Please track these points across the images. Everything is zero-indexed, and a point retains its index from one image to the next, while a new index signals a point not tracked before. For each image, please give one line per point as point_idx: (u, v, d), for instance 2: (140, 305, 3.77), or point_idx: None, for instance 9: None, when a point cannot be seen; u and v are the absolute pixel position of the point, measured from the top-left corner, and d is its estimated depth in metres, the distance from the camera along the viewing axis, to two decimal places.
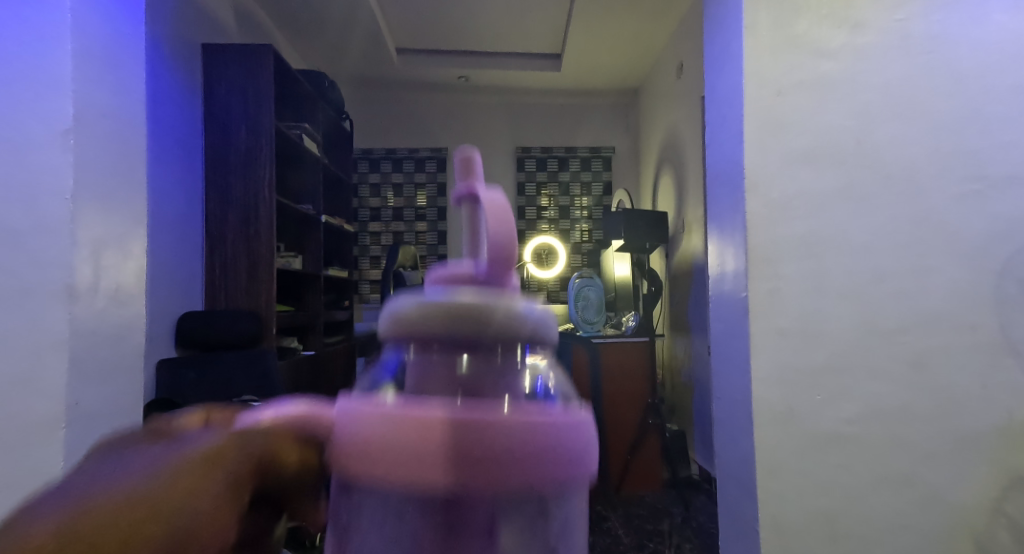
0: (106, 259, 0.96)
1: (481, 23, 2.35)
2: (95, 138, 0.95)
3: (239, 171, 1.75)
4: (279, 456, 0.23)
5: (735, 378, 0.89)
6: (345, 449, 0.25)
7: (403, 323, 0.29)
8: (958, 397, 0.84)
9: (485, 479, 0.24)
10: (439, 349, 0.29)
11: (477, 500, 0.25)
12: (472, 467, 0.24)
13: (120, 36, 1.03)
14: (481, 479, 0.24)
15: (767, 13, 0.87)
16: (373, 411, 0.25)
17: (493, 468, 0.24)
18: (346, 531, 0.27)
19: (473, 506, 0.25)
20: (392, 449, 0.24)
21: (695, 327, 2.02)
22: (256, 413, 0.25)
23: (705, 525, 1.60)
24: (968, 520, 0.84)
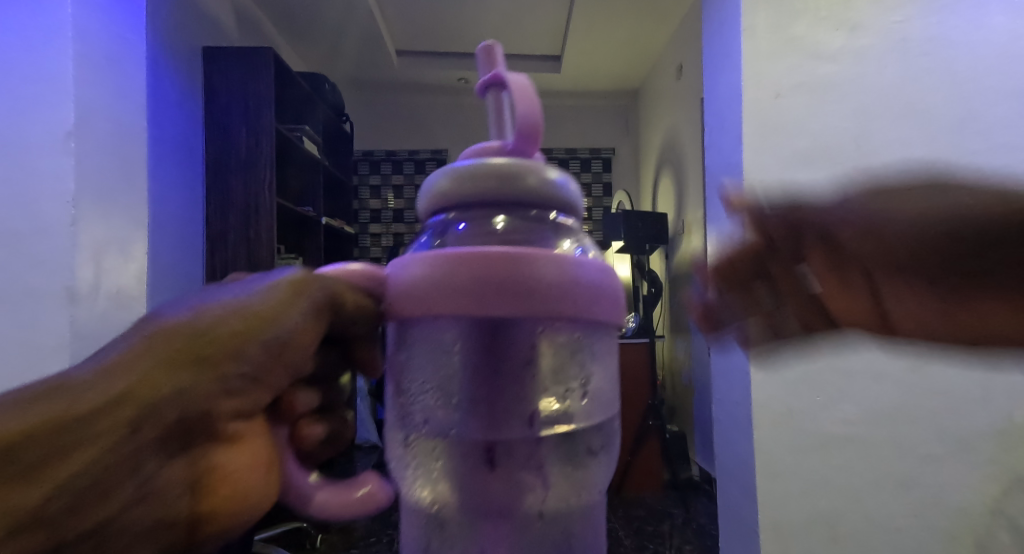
0: (106, 262, 1.07)
1: (480, 25, 2.35)
2: (93, 145, 1.04)
3: (240, 173, 1.75)
4: (340, 291, 0.34)
5: (734, 380, 0.89)
6: (414, 292, 0.31)
7: (452, 192, 0.35)
8: (959, 400, 0.83)
9: (508, 301, 0.31)
10: (480, 214, 0.35)
11: (509, 318, 0.31)
12: (500, 290, 0.30)
13: (116, 46, 1.11)
14: (504, 302, 0.30)
15: (766, 16, 0.89)
16: (428, 262, 0.31)
17: (515, 291, 0.30)
18: (413, 347, 0.34)
19: (505, 325, 0.32)
20: (450, 282, 0.30)
21: (696, 329, 2.01)
22: (322, 267, 0.35)
23: (705, 527, 1.59)
24: (969, 523, 0.83)
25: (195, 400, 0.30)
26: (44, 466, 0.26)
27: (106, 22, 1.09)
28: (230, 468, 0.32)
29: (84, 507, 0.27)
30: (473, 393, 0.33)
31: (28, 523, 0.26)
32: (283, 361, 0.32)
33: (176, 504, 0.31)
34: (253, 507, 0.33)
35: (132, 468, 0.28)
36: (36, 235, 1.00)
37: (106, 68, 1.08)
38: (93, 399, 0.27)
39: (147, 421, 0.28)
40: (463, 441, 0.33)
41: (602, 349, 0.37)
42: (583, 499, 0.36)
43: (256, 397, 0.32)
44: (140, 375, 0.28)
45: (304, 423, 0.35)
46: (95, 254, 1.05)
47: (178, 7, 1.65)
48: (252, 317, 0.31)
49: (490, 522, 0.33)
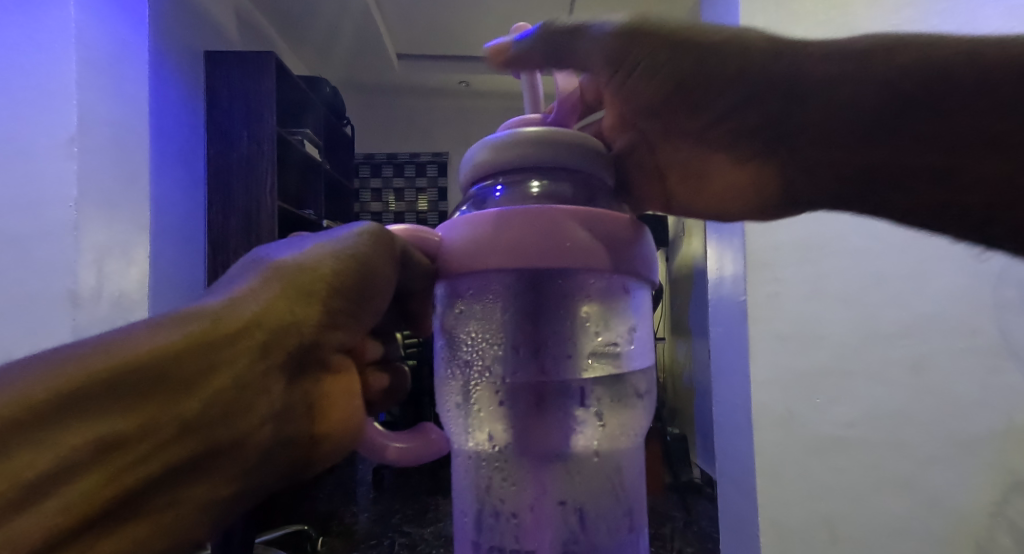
0: (109, 266, 1.08)
1: (480, 30, 2.35)
2: (94, 149, 1.04)
3: (240, 177, 1.75)
4: (407, 249, 0.45)
5: (734, 382, 0.89)
6: (476, 236, 0.42)
7: (494, 160, 0.43)
8: (958, 402, 0.82)
9: (560, 256, 0.40)
10: (518, 177, 0.44)
11: (553, 278, 0.44)
12: (551, 248, 0.40)
13: (117, 51, 1.12)
14: (556, 258, 0.40)
15: (765, 19, 0.89)
16: (487, 214, 0.42)
17: (562, 249, 0.40)
18: (463, 307, 0.47)
19: (551, 284, 0.45)
20: (509, 229, 0.41)
21: (696, 331, 2.01)
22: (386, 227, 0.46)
23: (707, 531, 1.50)
24: (968, 525, 0.83)
25: (309, 329, 0.40)
26: (202, 379, 0.34)
27: (106, 27, 1.09)
28: (334, 395, 0.41)
29: (229, 414, 0.35)
30: (523, 337, 0.46)
31: (189, 425, 0.33)
32: (366, 296, 0.43)
33: (299, 426, 0.39)
34: (352, 430, 0.42)
35: (264, 383, 0.37)
36: (38, 239, 1.00)
37: (105, 73, 1.08)
38: (235, 321, 0.36)
39: (273, 342, 0.37)
40: (517, 371, 0.46)
41: (632, 303, 0.49)
42: (620, 417, 0.49)
43: (346, 329, 0.42)
44: (268, 302, 0.38)
45: (370, 372, 0.46)
46: (98, 258, 1.05)
47: (179, 11, 1.66)
48: (344, 257, 0.41)
49: (544, 427, 0.46)
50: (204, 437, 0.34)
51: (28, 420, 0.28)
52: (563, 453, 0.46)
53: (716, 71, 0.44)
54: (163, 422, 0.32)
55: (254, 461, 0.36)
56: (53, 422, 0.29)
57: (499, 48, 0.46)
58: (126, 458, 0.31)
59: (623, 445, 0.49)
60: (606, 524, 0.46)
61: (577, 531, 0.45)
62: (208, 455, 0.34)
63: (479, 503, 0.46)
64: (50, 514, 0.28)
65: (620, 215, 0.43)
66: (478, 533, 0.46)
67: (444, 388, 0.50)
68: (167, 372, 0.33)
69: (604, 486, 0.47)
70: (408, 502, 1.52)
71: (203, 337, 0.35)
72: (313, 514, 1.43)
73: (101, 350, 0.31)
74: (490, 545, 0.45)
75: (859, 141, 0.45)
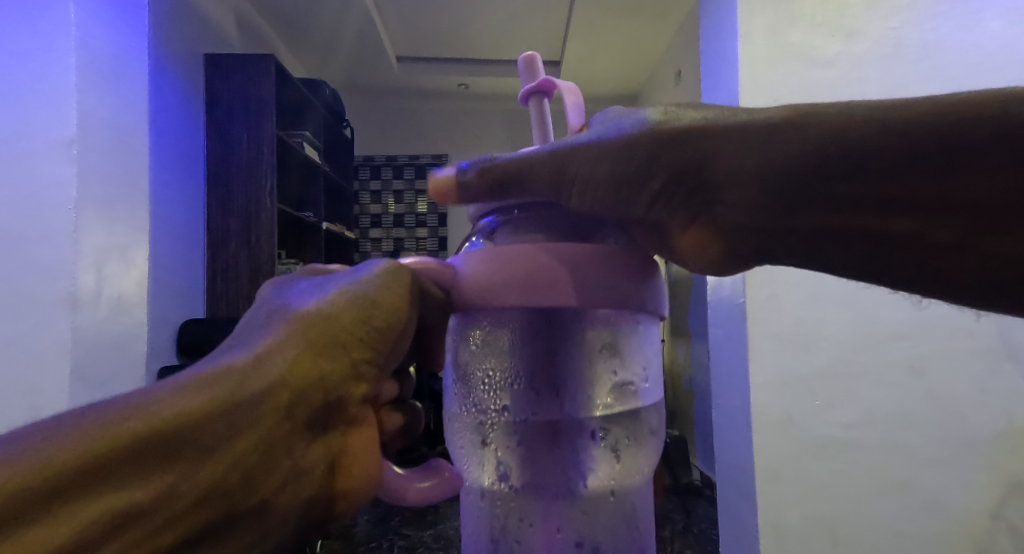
0: (109, 268, 1.08)
1: (478, 33, 2.35)
2: (93, 151, 1.05)
3: (241, 179, 1.76)
4: (424, 282, 0.43)
5: (733, 384, 0.89)
6: (482, 276, 0.41)
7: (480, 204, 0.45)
8: (957, 404, 0.82)
9: (565, 294, 0.40)
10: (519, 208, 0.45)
11: (564, 312, 0.43)
12: (556, 286, 0.40)
13: (118, 53, 1.12)
14: (567, 297, 0.40)
15: (763, 22, 0.90)
16: (492, 253, 0.41)
17: (569, 288, 0.40)
18: (476, 337, 0.47)
19: (562, 318, 0.44)
20: (514, 270, 0.40)
21: (696, 333, 2.01)
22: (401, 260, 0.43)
23: (706, 532, 1.49)
24: (968, 528, 0.82)
25: (333, 386, 0.39)
26: (224, 444, 0.34)
27: (104, 28, 1.09)
28: (354, 447, 0.40)
29: (250, 478, 0.35)
30: (532, 370, 0.47)
31: (210, 492, 0.33)
32: (388, 343, 0.41)
33: (319, 482, 0.38)
34: (376, 485, 0.40)
35: (285, 446, 0.37)
36: (37, 241, 1.01)
37: (104, 74, 1.08)
38: (257, 383, 0.36)
39: (295, 404, 0.37)
40: (525, 404, 0.47)
41: (645, 335, 0.48)
42: (632, 451, 0.49)
43: (371, 381, 0.40)
44: (289, 363, 0.37)
45: (385, 412, 0.43)
46: (97, 260, 1.06)
47: (178, 13, 1.66)
48: (366, 306, 0.40)
49: (551, 461, 0.46)
50: (227, 500, 0.34)
51: (53, 492, 0.29)
52: (572, 487, 0.47)
53: (643, 172, 0.41)
54: (183, 489, 0.33)
55: (277, 520, 0.37)
56: (81, 493, 0.30)
57: (440, 183, 0.44)
58: (151, 525, 0.31)
59: (635, 477, 0.49)
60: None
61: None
62: (229, 515, 0.35)
63: (488, 531, 0.47)
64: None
65: (632, 254, 0.43)
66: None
67: (457, 424, 0.49)
68: (190, 440, 0.33)
69: (614, 519, 0.47)
70: (407, 504, 1.52)
71: (227, 401, 0.34)
72: None
73: (131, 413, 0.32)
74: None
75: (798, 207, 0.42)
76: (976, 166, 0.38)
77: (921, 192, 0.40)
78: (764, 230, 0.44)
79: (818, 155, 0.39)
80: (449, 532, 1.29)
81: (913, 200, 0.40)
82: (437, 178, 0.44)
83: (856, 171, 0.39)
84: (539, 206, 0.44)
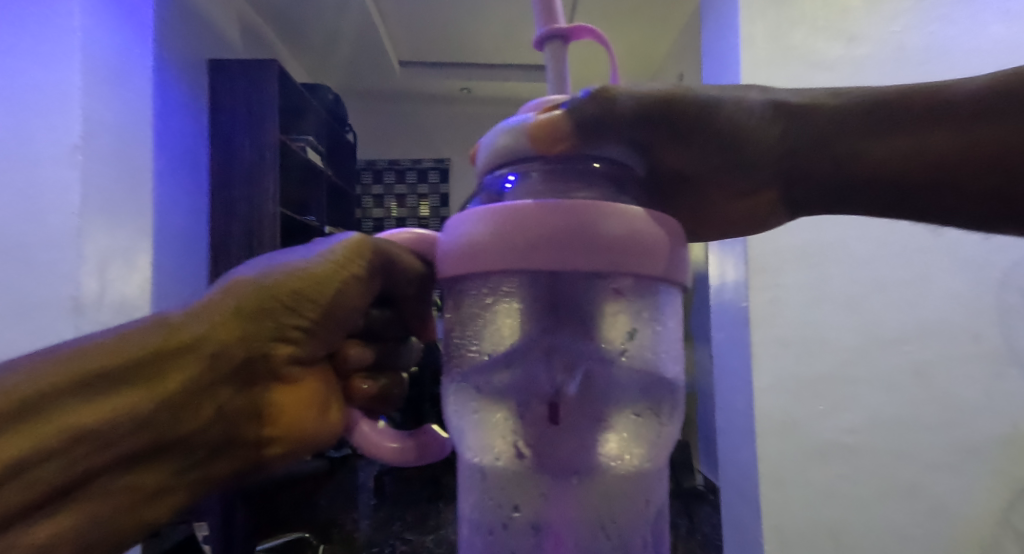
0: (111, 272, 1.09)
1: (479, 38, 2.36)
2: (96, 156, 1.05)
3: (243, 184, 1.75)
4: (396, 253, 0.46)
5: (736, 387, 0.89)
6: (504, 231, 0.36)
7: (519, 146, 0.39)
8: (960, 408, 0.81)
9: (575, 257, 0.35)
10: (535, 167, 0.40)
11: (576, 281, 0.38)
12: (568, 246, 0.35)
13: (121, 59, 1.12)
14: (586, 258, 0.35)
15: (764, 26, 0.90)
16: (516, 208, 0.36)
17: (578, 251, 0.35)
18: (466, 309, 0.42)
19: (572, 285, 0.38)
20: (536, 229, 0.36)
21: (698, 337, 2.00)
22: (382, 235, 0.47)
23: (711, 538, 1.42)
24: (974, 534, 0.81)
25: (258, 345, 0.42)
26: (156, 383, 0.36)
27: (108, 35, 1.09)
28: (285, 403, 0.45)
29: (178, 416, 0.38)
30: (532, 342, 0.41)
31: (147, 422, 0.36)
32: (322, 314, 0.44)
33: (243, 427, 0.42)
34: (312, 441, 0.46)
35: (212, 392, 0.40)
36: (40, 245, 1.01)
37: (109, 82, 1.09)
38: (187, 335, 0.38)
39: (221, 356, 0.40)
40: (538, 374, 0.41)
41: (661, 306, 0.42)
42: (637, 433, 0.43)
43: (298, 346, 0.44)
44: (216, 320, 0.40)
45: (357, 378, 0.49)
46: (100, 265, 1.06)
47: (182, 19, 1.67)
48: (304, 277, 0.42)
49: (551, 445, 0.40)
50: (159, 433, 0.37)
51: (10, 413, 0.31)
52: (571, 474, 0.40)
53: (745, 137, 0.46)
54: (126, 418, 0.35)
55: (202, 454, 0.40)
56: (30, 417, 0.31)
57: (544, 125, 0.39)
58: (91, 451, 0.34)
59: (642, 463, 0.43)
60: None
61: None
62: (160, 448, 0.37)
63: (478, 518, 0.42)
64: (11, 501, 0.30)
65: (656, 226, 0.37)
66: None
67: (456, 398, 0.44)
68: (126, 377, 0.35)
69: (615, 510, 0.41)
70: (409, 509, 1.52)
71: (159, 347, 0.37)
72: (313, 520, 1.43)
73: (87, 351, 0.35)
74: None
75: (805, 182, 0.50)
76: (959, 141, 0.46)
77: (921, 165, 0.47)
78: (801, 196, 0.51)
79: (826, 135, 0.47)
80: (451, 537, 1.29)
81: (917, 172, 0.47)
82: (540, 116, 0.39)
83: (857, 160, 0.48)
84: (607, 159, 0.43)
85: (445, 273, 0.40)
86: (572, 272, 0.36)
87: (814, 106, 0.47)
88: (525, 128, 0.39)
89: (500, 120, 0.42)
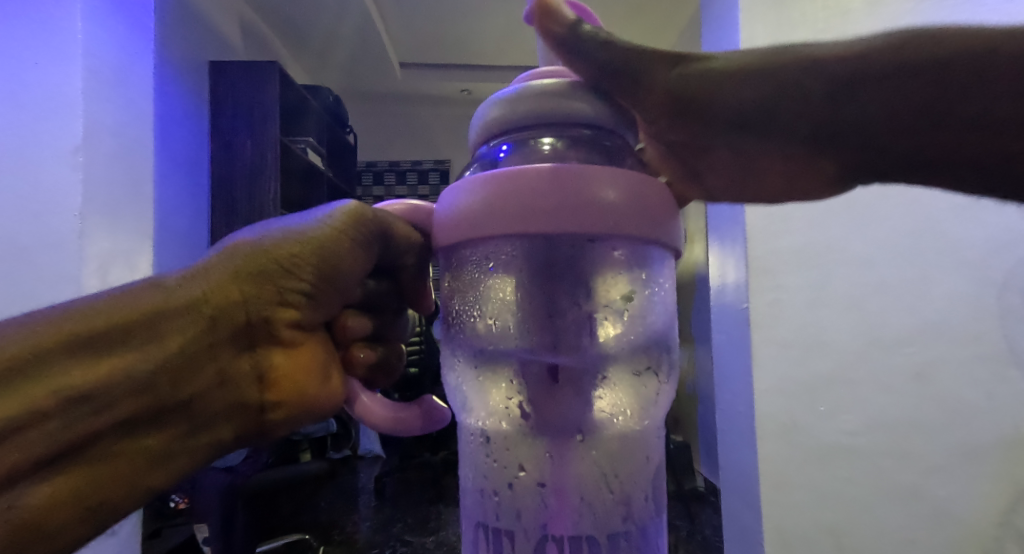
0: (113, 274, 1.09)
1: (481, 40, 2.36)
2: (98, 159, 1.05)
3: (245, 187, 1.75)
4: (392, 223, 0.46)
5: (737, 389, 0.89)
6: (498, 196, 0.36)
7: (509, 113, 0.39)
8: (962, 410, 0.81)
9: (573, 219, 0.35)
10: (529, 135, 0.39)
11: (571, 244, 0.38)
12: (562, 207, 0.35)
13: (123, 62, 1.13)
14: (582, 218, 0.35)
15: (764, 29, 0.91)
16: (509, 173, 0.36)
17: (578, 211, 0.35)
18: (466, 276, 0.42)
19: (566, 251, 0.38)
20: (529, 191, 0.36)
21: (700, 339, 1.99)
22: (378, 203, 0.46)
23: (711, 539, 1.43)
24: (977, 536, 0.81)
25: (258, 308, 0.43)
26: (151, 346, 0.39)
27: (110, 39, 1.09)
28: (286, 367, 0.45)
29: (177, 377, 0.40)
30: (534, 305, 0.40)
31: (144, 382, 0.39)
32: (323, 277, 0.43)
33: (245, 391, 0.44)
34: (316, 406, 0.46)
35: (210, 355, 0.42)
36: (42, 248, 1.01)
37: (110, 84, 1.09)
38: (185, 297, 0.41)
39: (220, 319, 0.42)
40: (534, 341, 0.40)
41: (656, 273, 0.42)
42: (635, 394, 0.43)
43: (300, 309, 0.44)
44: (213, 283, 0.42)
45: (356, 347, 0.48)
46: (102, 267, 1.06)
47: (183, 21, 1.67)
48: (302, 241, 0.42)
49: (550, 404, 0.40)
50: (154, 397, 0.39)
51: (1, 376, 0.34)
52: (572, 433, 0.41)
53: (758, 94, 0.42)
54: (123, 378, 0.38)
55: (205, 416, 0.42)
56: (23, 378, 0.35)
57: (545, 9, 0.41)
58: (84, 414, 0.37)
59: (641, 423, 0.43)
60: (618, 519, 0.39)
61: (587, 522, 0.38)
62: (157, 411, 0.40)
63: (480, 481, 0.41)
64: (5, 462, 0.34)
65: (648, 187, 0.38)
66: (480, 523, 0.40)
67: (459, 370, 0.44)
68: (120, 341, 0.38)
69: (618, 465, 0.41)
70: (410, 511, 1.52)
71: (154, 310, 0.39)
72: (314, 522, 1.42)
73: (89, 315, 0.38)
74: (494, 531, 0.39)
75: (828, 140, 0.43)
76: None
77: (991, 131, 0.40)
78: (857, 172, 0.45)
79: (845, 85, 0.41)
80: (451, 539, 1.29)
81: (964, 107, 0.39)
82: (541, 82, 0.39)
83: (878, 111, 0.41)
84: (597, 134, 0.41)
85: (443, 244, 0.40)
86: (567, 235, 0.36)
87: (835, 76, 0.41)
88: (514, 100, 0.39)
89: (491, 95, 0.42)
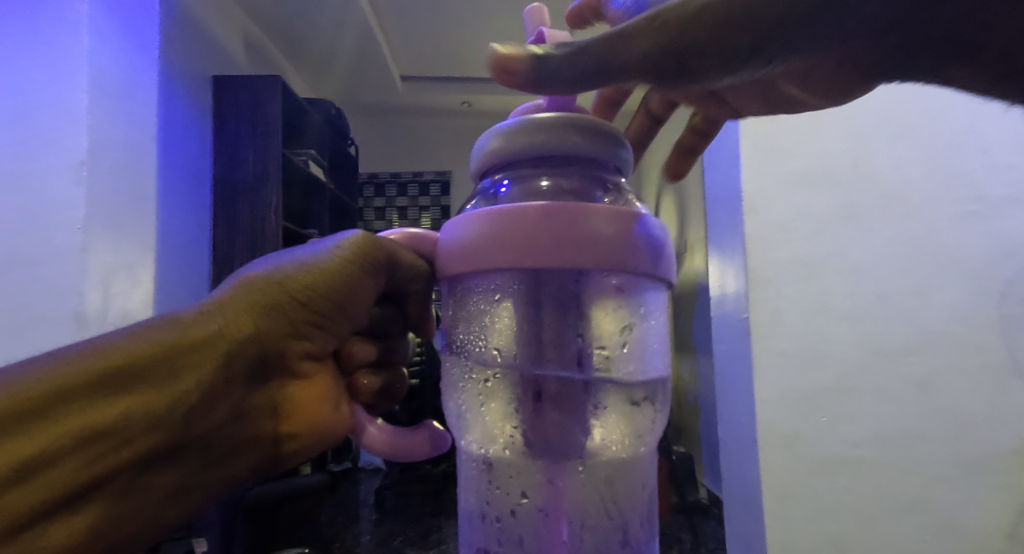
0: (115, 288, 1.10)
1: (482, 53, 2.37)
2: (103, 171, 1.06)
3: (246, 200, 1.77)
4: (399, 252, 0.45)
5: (738, 400, 0.88)
6: (503, 229, 0.36)
7: (509, 148, 0.40)
8: (966, 422, 0.81)
9: (572, 254, 0.36)
10: (527, 172, 0.41)
11: (566, 279, 0.38)
12: (564, 247, 0.36)
13: (124, 77, 1.14)
14: (576, 253, 0.36)
15: None
16: (507, 208, 0.37)
17: (579, 248, 0.36)
18: (470, 306, 0.42)
19: (561, 285, 0.39)
20: (530, 226, 0.36)
21: (701, 349, 1.98)
22: (382, 233, 0.46)
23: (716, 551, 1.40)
24: (983, 548, 0.80)
25: (272, 342, 0.43)
26: (170, 381, 0.39)
27: (114, 55, 1.11)
28: (299, 398, 0.46)
29: (195, 414, 0.40)
30: (534, 337, 0.40)
31: (159, 420, 0.39)
32: (338, 307, 0.45)
33: (261, 427, 0.45)
34: (329, 436, 0.47)
35: (227, 390, 0.42)
36: (44, 261, 1.02)
37: (111, 97, 1.09)
38: (199, 333, 0.41)
39: (235, 353, 0.42)
40: (536, 371, 0.40)
41: (650, 303, 0.43)
42: (633, 421, 0.43)
43: (312, 341, 0.45)
44: (230, 316, 0.42)
45: (361, 374, 0.49)
46: (104, 279, 1.07)
47: (185, 36, 1.68)
48: (313, 273, 0.43)
49: (554, 430, 0.40)
50: (171, 434, 0.40)
51: (26, 412, 0.34)
52: (573, 458, 0.40)
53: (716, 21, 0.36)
54: (140, 415, 0.38)
55: (216, 456, 0.43)
56: (45, 416, 0.35)
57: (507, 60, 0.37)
58: (107, 449, 0.37)
59: (638, 449, 0.43)
60: (616, 544, 0.40)
61: (588, 546, 0.39)
62: (175, 449, 0.40)
63: (483, 507, 0.41)
64: (30, 501, 0.34)
65: (640, 222, 0.38)
66: (481, 549, 0.41)
67: (456, 390, 0.45)
68: (140, 378, 0.38)
69: (617, 491, 0.41)
70: (411, 524, 1.50)
71: (170, 346, 0.39)
72: (315, 535, 1.41)
73: (103, 350, 0.38)
74: None
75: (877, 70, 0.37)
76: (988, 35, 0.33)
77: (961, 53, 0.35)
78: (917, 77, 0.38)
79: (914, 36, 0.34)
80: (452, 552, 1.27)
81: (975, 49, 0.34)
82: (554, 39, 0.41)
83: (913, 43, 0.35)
84: (567, 166, 0.41)
85: (445, 274, 0.41)
86: (566, 268, 0.37)
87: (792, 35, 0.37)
88: (514, 131, 0.39)
89: (492, 123, 0.42)
